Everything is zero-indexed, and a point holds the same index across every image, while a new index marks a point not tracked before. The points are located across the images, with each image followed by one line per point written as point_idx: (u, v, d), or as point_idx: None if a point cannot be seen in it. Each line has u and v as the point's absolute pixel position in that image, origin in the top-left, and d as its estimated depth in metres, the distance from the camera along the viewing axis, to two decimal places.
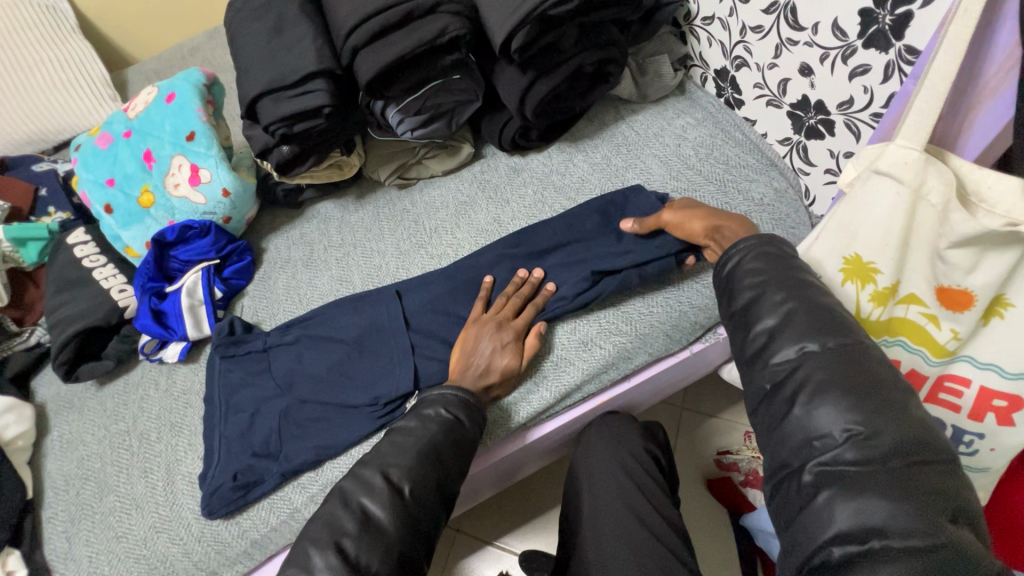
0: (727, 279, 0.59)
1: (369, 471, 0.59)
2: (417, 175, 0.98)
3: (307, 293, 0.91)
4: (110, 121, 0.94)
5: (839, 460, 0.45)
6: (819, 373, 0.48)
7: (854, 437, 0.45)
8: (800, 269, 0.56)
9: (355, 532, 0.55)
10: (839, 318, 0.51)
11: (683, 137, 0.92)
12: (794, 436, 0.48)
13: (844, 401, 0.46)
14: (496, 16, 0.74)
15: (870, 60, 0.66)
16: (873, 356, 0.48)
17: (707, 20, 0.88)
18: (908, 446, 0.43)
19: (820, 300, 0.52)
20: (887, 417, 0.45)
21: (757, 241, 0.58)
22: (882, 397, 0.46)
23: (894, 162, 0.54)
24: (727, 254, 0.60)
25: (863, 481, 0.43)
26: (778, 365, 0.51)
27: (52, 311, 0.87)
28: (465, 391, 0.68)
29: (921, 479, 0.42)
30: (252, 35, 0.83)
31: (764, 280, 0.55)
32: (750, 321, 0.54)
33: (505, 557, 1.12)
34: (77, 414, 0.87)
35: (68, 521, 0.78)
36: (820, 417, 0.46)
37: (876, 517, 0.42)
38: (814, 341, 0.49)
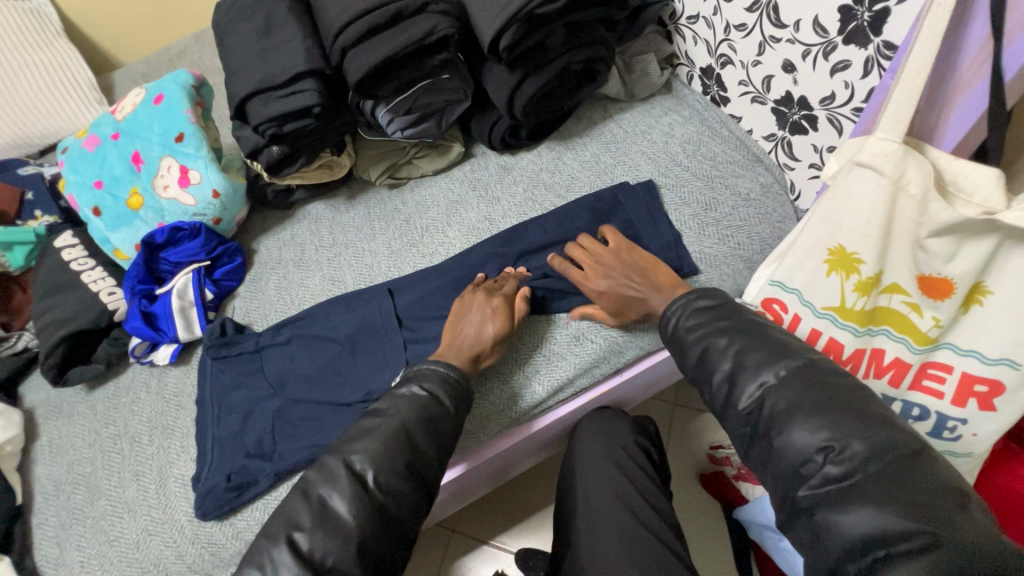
0: (673, 338, 0.63)
1: (334, 463, 0.59)
2: (407, 175, 0.98)
3: (298, 293, 0.91)
4: (98, 123, 0.93)
5: (827, 480, 0.47)
6: (783, 402, 0.51)
7: (830, 454, 0.47)
8: (743, 312, 0.61)
9: (309, 527, 0.55)
10: (781, 347, 0.55)
11: (670, 134, 0.93)
12: (783, 468, 0.50)
13: (813, 417, 0.49)
14: (484, 15, 0.75)
15: (850, 56, 0.68)
16: (823, 368, 0.52)
17: (692, 19, 0.89)
18: (881, 447, 0.46)
19: (762, 334, 0.56)
20: (852, 424, 0.47)
21: (691, 297, 0.63)
22: (843, 404, 0.49)
23: (874, 154, 0.55)
24: (666, 316, 0.64)
25: (853, 494, 0.45)
26: (745, 406, 0.54)
27: (40, 316, 0.86)
28: (445, 366, 0.67)
29: (904, 477, 0.44)
30: (241, 36, 0.83)
31: (707, 331, 0.60)
32: (706, 374, 0.58)
33: (501, 556, 1.12)
34: (67, 419, 0.86)
35: (58, 526, 0.77)
36: (794, 441, 0.49)
37: (871, 526, 0.44)
38: (769, 372, 0.53)
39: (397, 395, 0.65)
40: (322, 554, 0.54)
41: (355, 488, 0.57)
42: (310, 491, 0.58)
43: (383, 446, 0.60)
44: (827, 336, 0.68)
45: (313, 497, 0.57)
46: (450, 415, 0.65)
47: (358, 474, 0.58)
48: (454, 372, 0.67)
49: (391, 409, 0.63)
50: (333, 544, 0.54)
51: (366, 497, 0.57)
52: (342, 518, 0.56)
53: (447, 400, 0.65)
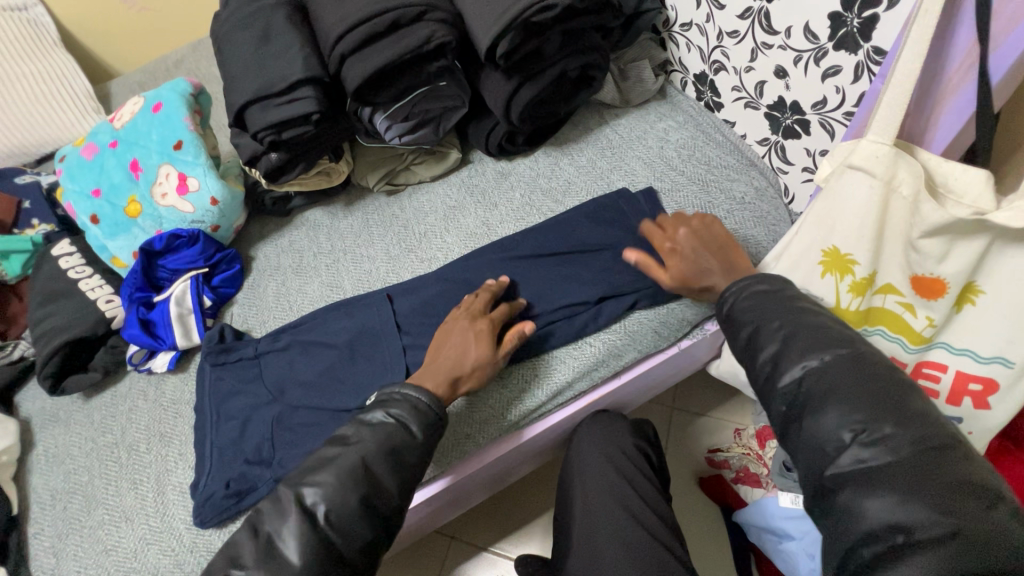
0: (726, 318, 0.60)
1: (287, 498, 0.58)
2: (405, 181, 0.99)
3: (297, 300, 0.91)
4: (95, 131, 0.93)
5: (853, 462, 0.46)
6: (822, 384, 0.49)
7: (860, 436, 0.46)
8: (797, 297, 0.57)
9: (251, 564, 0.55)
10: (828, 330, 0.52)
11: (665, 139, 0.95)
12: (808, 448, 0.49)
13: (850, 401, 0.47)
14: (481, 23, 0.76)
15: (841, 61, 0.69)
16: (870, 354, 0.50)
17: (685, 26, 0.91)
18: (916, 437, 0.45)
19: (815, 321, 0.53)
20: (890, 411, 0.46)
21: (748, 279, 0.59)
22: (885, 393, 0.47)
23: (866, 157, 0.56)
24: (720, 296, 0.61)
25: (880, 479, 0.44)
26: (786, 388, 0.52)
27: (36, 324, 0.86)
28: (418, 394, 0.65)
29: (933, 468, 0.44)
30: (239, 44, 0.84)
31: (759, 314, 0.56)
32: (753, 355, 0.55)
33: (502, 562, 1.12)
34: (63, 428, 0.85)
35: (54, 536, 0.76)
36: (829, 420, 0.48)
37: (895, 513, 0.43)
38: (814, 357, 0.51)
39: (367, 422, 0.64)
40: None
41: (303, 529, 0.56)
42: (260, 527, 0.57)
43: (338, 481, 0.58)
44: None
45: (261, 533, 0.57)
46: (418, 443, 0.63)
47: (309, 511, 0.57)
48: (425, 399, 0.65)
49: (357, 438, 0.62)
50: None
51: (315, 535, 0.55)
52: (289, 560, 0.54)
53: (414, 426, 0.64)
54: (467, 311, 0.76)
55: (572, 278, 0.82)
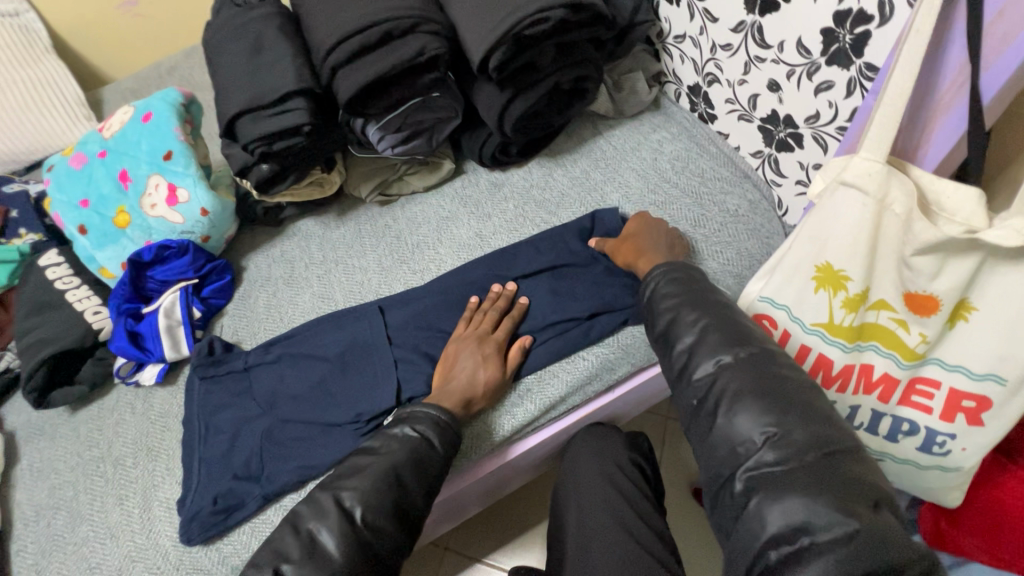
0: (648, 304, 0.63)
1: (325, 497, 0.59)
2: (398, 191, 0.98)
3: (288, 311, 0.90)
4: (84, 140, 0.92)
5: (763, 464, 0.49)
6: (734, 383, 0.53)
7: (770, 438, 0.49)
8: (709, 290, 0.61)
9: (298, 559, 0.55)
10: (741, 329, 0.56)
11: (659, 151, 0.94)
12: (720, 448, 0.52)
13: (759, 403, 0.51)
14: (473, 36, 0.76)
15: (833, 77, 0.69)
16: (779, 360, 0.54)
17: (679, 38, 0.91)
18: (817, 440, 0.48)
19: (727, 315, 0.57)
20: (792, 411, 0.50)
21: (670, 268, 0.63)
22: (793, 398, 0.51)
23: (858, 174, 0.56)
24: (645, 282, 0.65)
25: (784, 481, 0.47)
26: (698, 380, 0.55)
27: (23, 335, 0.85)
28: (439, 410, 0.67)
29: (832, 471, 0.47)
30: (231, 54, 0.83)
31: (678, 302, 0.60)
32: (670, 346, 0.59)
33: (495, 574, 1.11)
34: (49, 441, 0.84)
35: (38, 553, 0.75)
36: (747, 423, 0.51)
37: (800, 514, 0.45)
38: (727, 353, 0.55)
39: (391, 436, 0.65)
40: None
41: (344, 526, 0.57)
42: (301, 525, 0.58)
43: (372, 484, 0.60)
44: (817, 353, 0.68)
45: (302, 531, 0.57)
46: (442, 457, 0.65)
47: (347, 511, 0.58)
48: (445, 416, 0.67)
49: (386, 448, 0.63)
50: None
51: (354, 534, 0.57)
52: (331, 554, 0.56)
53: (438, 441, 0.66)
54: (474, 330, 0.78)
55: (566, 290, 0.82)
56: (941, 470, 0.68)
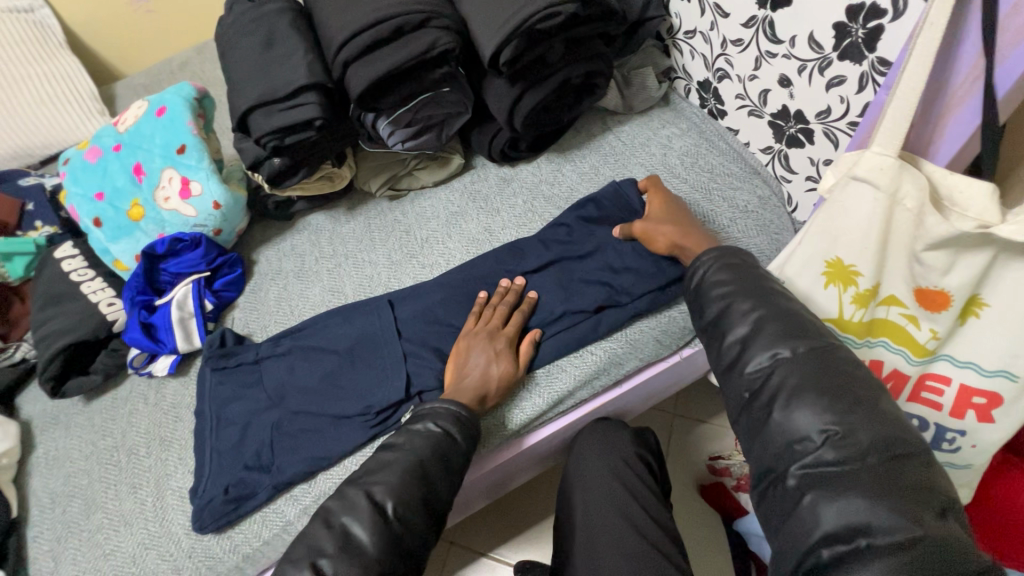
0: (695, 291, 0.61)
1: (354, 491, 0.59)
2: (408, 186, 0.99)
3: (299, 305, 0.91)
4: (99, 134, 0.94)
5: (820, 461, 0.46)
6: (793, 377, 0.49)
7: (832, 438, 0.46)
8: (765, 278, 0.58)
9: (334, 552, 0.56)
10: (803, 321, 0.52)
11: (669, 146, 0.94)
12: (772, 443, 0.49)
13: (818, 400, 0.47)
14: (485, 31, 0.76)
15: (845, 71, 0.69)
16: (842, 355, 0.50)
17: (689, 34, 0.91)
18: (884, 440, 0.45)
19: (785, 306, 0.54)
20: (860, 411, 0.46)
21: (722, 253, 0.61)
22: (853, 394, 0.47)
23: (870, 168, 0.55)
24: (692, 269, 0.62)
25: (845, 481, 0.45)
26: (752, 373, 0.52)
27: (39, 326, 0.86)
28: (458, 405, 0.69)
29: (896, 475, 0.44)
30: (244, 49, 0.84)
31: (730, 291, 0.57)
32: (722, 335, 0.56)
33: (501, 567, 1.12)
34: (64, 430, 0.85)
35: (53, 540, 0.76)
36: (802, 419, 0.47)
37: (857, 514, 0.43)
38: (785, 346, 0.51)
39: (413, 431, 0.66)
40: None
41: (376, 519, 0.57)
42: (332, 518, 0.58)
43: (400, 479, 0.60)
44: None
45: (335, 525, 0.58)
46: (463, 450, 0.66)
47: (378, 505, 0.58)
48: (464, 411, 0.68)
49: (406, 443, 0.64)
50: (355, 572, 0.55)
51: (385, 525, 0.57)
52: (363, 545, 0.56)
53: (459, 436, 0.67)
54: (485, 325, 0.78)
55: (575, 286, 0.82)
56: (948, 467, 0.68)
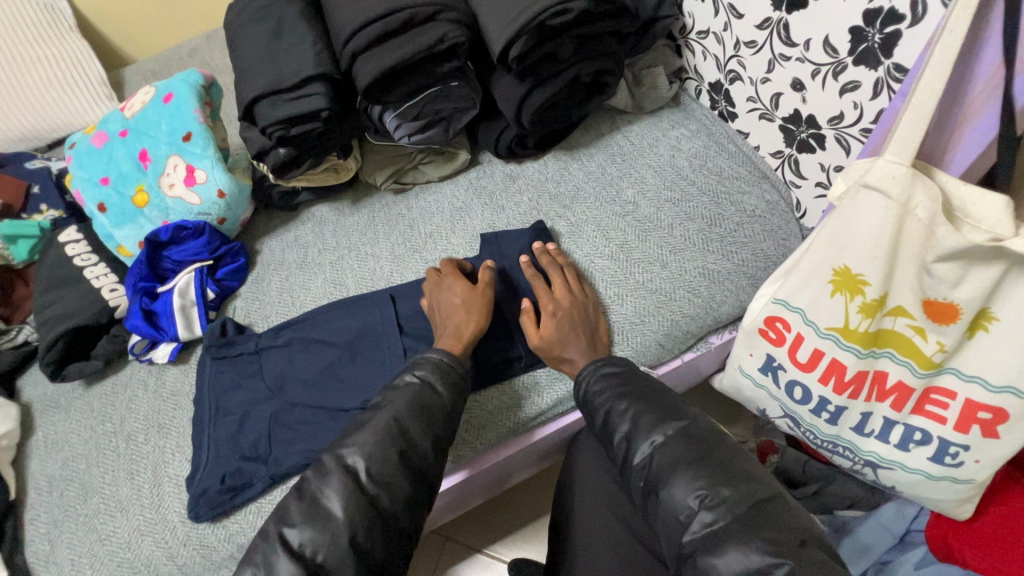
0: (583, 400, 0.69)
1: (327, 461, 0.61)
2: (413, 180, 0.98)
3: (300, 296, 0.91)
4: (106, 119, 0.93)
5: (702, 525, 0.53)
6: (669, 456, 0.58)
7: (705, 501, 0.54)
8: (641, 378, 0.67)
9: (299, 522, 0.57)
10: (673, 407, 0.63)
11: (677, 148, 0.94)
12: (668, 519, 0.56)
13: (687, 470, 0.56)
14: (495, 25, 0.75)
15: (859, 77, 0.68)
16: (701, 427, 0.60)
17: (702, 34, 0.89)
18: (746, 495, 0.53)
19: (652, 397, 0.64)
20: (721, 473, 0.55)
21: (597, 363, 0.69)
22: (714, 459, 0.57)
23: (882, 177, 0.54)
24: (577, 380, 0.70)
25: (721, 537, 0.52)
26: (639, 462, 0.60)
27: (40, 310, 0.86)
28: (441, 356, 0.69)
29: (763, 519, 0.52)
30: (253, 37, 0.83)
31: (608, 396, 0.66)
32: (609, 436, 0.64)
33: (495, 565, 1.12)
34: (63, 414, 0.86)
35: (50, 523, 0.77)
36: (674, 491, 0.56)
37: (740, 564, 0.50)
38: (659, 432, 0.60)
39: (395, 386, 0.67)
40: (313, 551, 0.56)
41: (348, 484, 0.59)
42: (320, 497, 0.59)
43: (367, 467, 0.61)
44: (830, 357, 0.67)
45: (304, 496, 0.59)
46: (445, 403, 0.66)
47: (350, 468, 0.60)
48: (446, 358, 0.69)
49: (387, 401, 0.65)
50: (318, 549, 0.56)
51: (358, 492, 0.58)
52: (333, 513, 0.57)
53: (440, 386, 0.67)
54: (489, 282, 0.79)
55: None
56: (953, 481, 0.67)
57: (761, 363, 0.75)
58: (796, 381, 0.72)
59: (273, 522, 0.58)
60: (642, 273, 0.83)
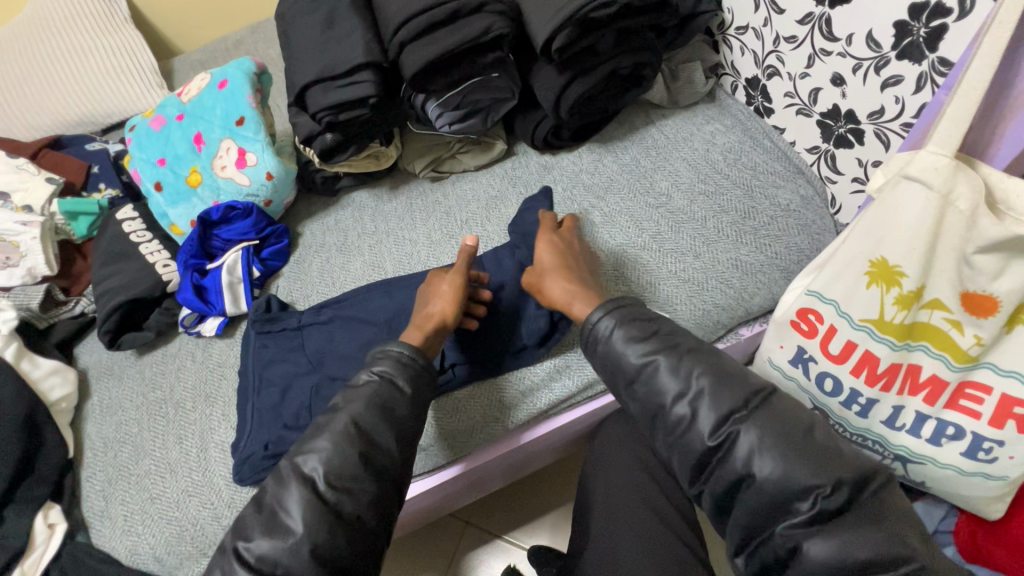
0: (606, 347, 0.64)
1: (284, 468, 0.60)
2: (450, 169, 1.01)
3: (340, 277, 0.94)
4: (163, 104, 0.98)
5: (813, 516, 0.52)
6: (763, 437, 0.55)
7: (820, 492, 0.52)
8: (672, 328, 0.65)
9: (257, 536, 0.57)
10: (732, 369, 0.60)
11: (712, 142, 0.95)
12: (767, 504, 0.54)
13: (791, 458, 0.54)
14: (539, 17, 0.78)
15: (902, 71, 0.68)
16: (782, 401, 0.58)
17: (741, 29, 0.90)
18: (856, 483, 0.53)
19: (704, 355, 0.61)
20: (827, 460, 0.53)
21: (622, 308, 0.65)
22: (811, 440, 0.55)
23: (924, 168, 0.55)
24: (592, 325, 0.66)
25: (840, 528, 0.52)
26: (721, 438, 0.57)
27: (99, 282, 0.91)
28: (403, 350, 0.67)
29: (880, 510, 0.52)
30: (306, 26, 0.87)
31: (650, 349, 0.62)
32: (658, 394, 0.60)
33: (514, 550, 1.14)
34: (117, 381, 0.91)
35: (105, 481, 0.82)
36: (794, 481, 0.53)
37: (860, 555, 0.50)
38: (739, 405, 0.57)
39: (355, 385, 0.65)
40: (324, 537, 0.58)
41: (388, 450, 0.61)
42: None
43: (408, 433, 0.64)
44: (863, 349, 0.67)
45: (263, 507, 0.59)
46: (408, 398, 0.65)
47: (307, 476, 0.59)
48: (407, 351, 0.67)
49: (346, 402, 0.64)
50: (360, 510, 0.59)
51: None
52: (292, 527, 0.57)
53: (403, 382, 0.65)
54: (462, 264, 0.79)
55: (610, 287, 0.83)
56: (985, 478, 0.67)
57: (791, 355, 0.76)
58: (828, 373, 0.72)
59: (230, 536, 0.59)
60: (674, 263, 0.84)
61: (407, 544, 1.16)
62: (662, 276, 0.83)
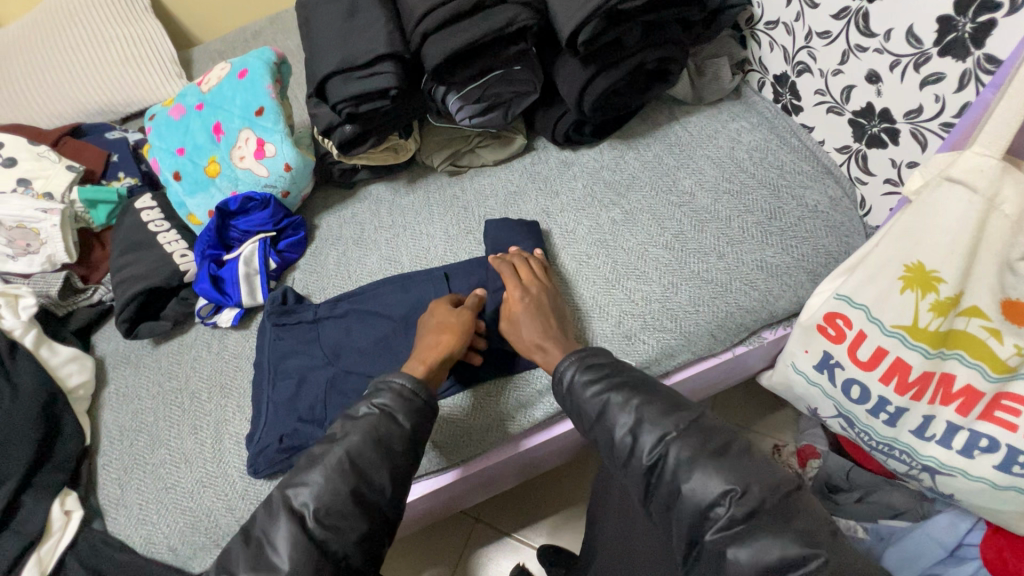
0: (569, 394, 0.66)
1: (276, 499, 0.59)
2: (468, 163, 1.00)
3: (356, 270, 0.93)
4: (184, 93, 0.98)
5: (730, 521, 0.51)
6: (686, 450, 0.55)
7: (732, 496, 0.51)
8: (626, 369, 0.66)
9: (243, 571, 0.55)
10: (673, 399, 0.61)
11: (737, 140, 0.92)
12: (690, 514, 0.53)
13: (711, 466, 0.53)
14: (565, 9, 0.76)
15: (944, 68, 0.66)
16: (710, 420, 0.59)
17: (771, 24, 0.87)
18: (771, 488, 0.52)
19: (651, 389, 0.62)
20: (745, 470, 0.53)
21: (581, 354, 0.67)
22: (732, 452, 0.55)
23: (967, 169, 0.53)
24: (558, 374, 0.68)
25: (756, 530, 0.50)
26: (650, 455, 0.57)
27: (117, 271, 0.91)
28: (404, 384, 0.66)
29: (792, 511, 0.51)
30: (327, 16, 0.86)
31: (603, 389, 0.63)
32: (609, 429, 0.61)
33: (524, 549, 1.13)
34: (134, 369, 0.91)
35: (121, 469, 0.82)
36: (707, 485, 0.52)
37: (772, 556, 0.48)
38: (669, 425, 0.57)
39: (355, 417, 0.64)
40: (336, 536, 0.57)
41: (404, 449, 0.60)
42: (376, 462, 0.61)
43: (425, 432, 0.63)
44: (894, 356, 0.65)
45: (250, 540, 0.57)
46: (405, 433, 0.64)
47: (298, 509, 0.58)
48: (410, 385, 0.66)
49: (342, 434, 0.62)
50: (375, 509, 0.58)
51: (362, 485, 0.60)
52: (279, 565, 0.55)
53: (402, 418, 0.64)
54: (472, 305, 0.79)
55: (634, 285, 0.82)
56: (1019, 491, 0.64)
57: (817, 361, 0.74)
58: (855, 380, 0.71)
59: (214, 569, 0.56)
60: (697, 263, 0.82)
61: (416, 539, 1.16)
62: (684, 275, 0.82)
